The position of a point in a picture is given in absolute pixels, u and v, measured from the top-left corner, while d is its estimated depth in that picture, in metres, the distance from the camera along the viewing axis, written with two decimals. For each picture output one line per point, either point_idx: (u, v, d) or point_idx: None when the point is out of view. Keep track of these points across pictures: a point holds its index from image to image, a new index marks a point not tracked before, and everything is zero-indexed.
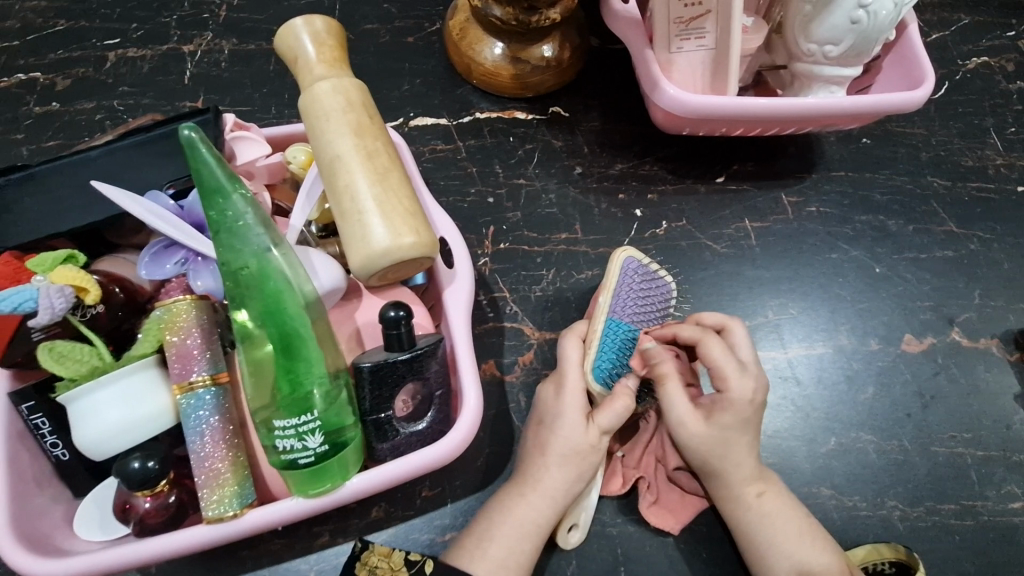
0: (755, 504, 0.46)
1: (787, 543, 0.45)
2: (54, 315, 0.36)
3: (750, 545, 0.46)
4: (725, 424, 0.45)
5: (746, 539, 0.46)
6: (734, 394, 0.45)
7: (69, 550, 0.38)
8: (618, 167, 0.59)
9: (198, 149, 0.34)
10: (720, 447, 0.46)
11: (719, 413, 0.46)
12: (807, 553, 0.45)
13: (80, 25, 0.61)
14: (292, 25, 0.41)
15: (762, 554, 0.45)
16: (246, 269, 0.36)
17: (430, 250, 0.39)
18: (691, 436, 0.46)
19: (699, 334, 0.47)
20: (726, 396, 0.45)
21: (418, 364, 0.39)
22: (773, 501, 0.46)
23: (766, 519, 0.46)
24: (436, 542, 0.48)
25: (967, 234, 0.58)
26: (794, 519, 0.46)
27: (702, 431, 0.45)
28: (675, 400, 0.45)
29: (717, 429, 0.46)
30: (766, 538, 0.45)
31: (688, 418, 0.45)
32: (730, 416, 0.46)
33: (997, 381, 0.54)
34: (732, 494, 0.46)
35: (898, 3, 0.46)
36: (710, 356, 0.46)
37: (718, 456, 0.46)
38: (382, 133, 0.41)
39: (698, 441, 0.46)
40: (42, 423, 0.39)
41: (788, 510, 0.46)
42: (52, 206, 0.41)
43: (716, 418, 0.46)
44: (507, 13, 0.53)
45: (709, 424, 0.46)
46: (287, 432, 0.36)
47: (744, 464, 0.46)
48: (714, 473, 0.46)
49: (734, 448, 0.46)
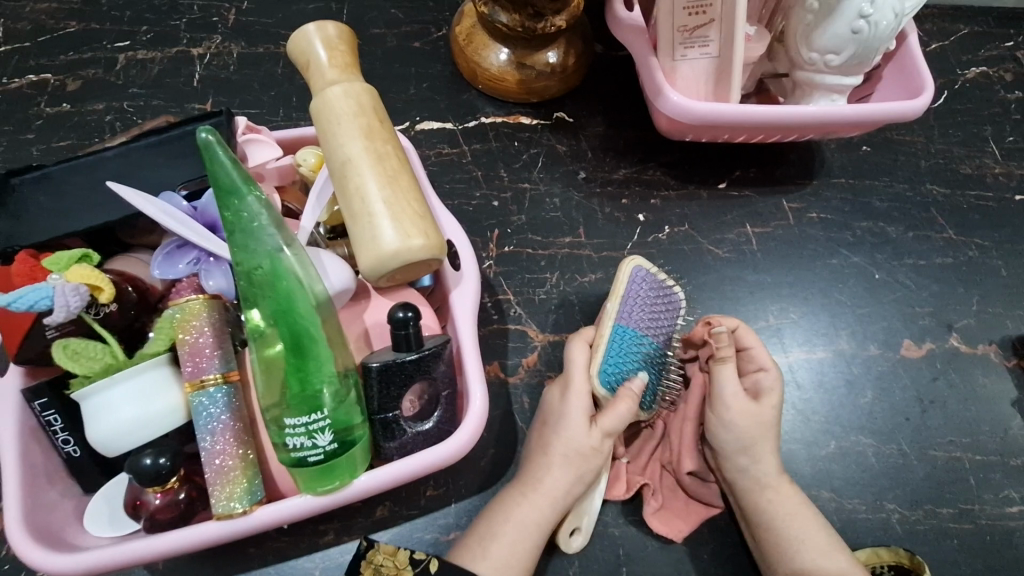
0: (778, 500, 0.47)
1: (810, 539, 0.46)
2: (69, 313, 0.37)
3: (768, 543, 0.46)
4: (772, 405, 0.49)
5: (763, 536, 0.47)
6: (776, 375, 0.49)
7: (79, 546, 0.38)
8: (621, 172, 0.60)
9: (214, 150, 0.35)
10: (767, 428, 0.48)
11: (764, 395, 0.49)
12: (828, 549, 0.45)
13: (91, 27, 0.61)
14: (304, 30, 0.41)
15: (781, 548, 0.46)
16: (259, 269, 0.37)
17: (438, 252, 0.40)
18: (742, 418, 0.48)
19: (735, 322, 0.50)
20: (772, 376, 0.49)
21: (424, 364, 0.40)
22: (792, 495, 0.47)
23: (783, 514, 0.47)
24: (440, 541, 0.48)
25: (966, 242, 0.59)
26: (797, 518, 0.46)
27: (756, 411, 0.48)
28: (728, 379, 0.48)
29: (765, 410, 0.48)
30: (790, 535, 0.46)
31: (740, 399, 0.48)
32: (776, 397, 0.49)
33: (995, 386, 0.55)
34: (761, 486, 0.47)
35: (898, 14, 0.47)
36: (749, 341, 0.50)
37: (764, 439, 0.48)
38: (392, 137, 0.41)
39: (750, 422, 0.48)
40: (54, 420, 0.39)
41: (793, 512, 0.47)
42: (67, 205, 0.42)
43: (763, 399, 0.49)
44: (514, 20, 0.54)
45: (761, 405, 0.48)
46: (297, 430, 0.37)
47: (773, 454, 0.48)
48: (751, 461, 0.48)
49: (764, 434, 0.48)
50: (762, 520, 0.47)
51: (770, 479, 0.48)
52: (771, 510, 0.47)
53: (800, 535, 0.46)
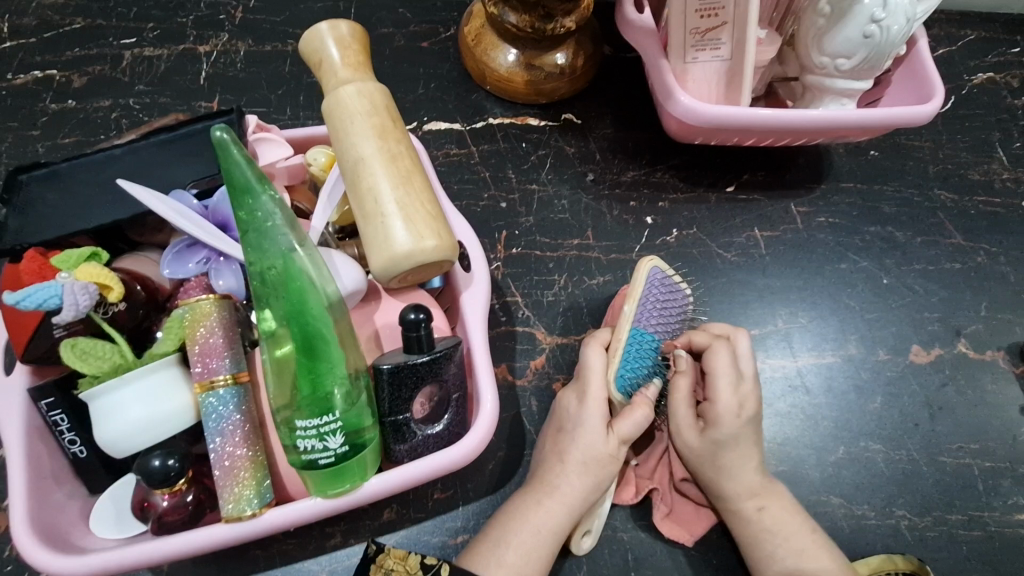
0: (760, 511, 0.46)
1: (793, 546, 0.45)
2: (78, 312, 0.36)
3: (752, 552, 0.46)
4: (715, 440, 0.46)
5: (749, 546, 0.46)
6: (721, 407, 0.46)
7: (86, 547, 0.38)
8: (629, 174, 0.60)
9: (229, 149, 0.34)
10: (713, 461, 0.47)
11: (710, 427, 0.47)
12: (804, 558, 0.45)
13: (97, 23, 0.61)
14: (316, 29, 0.41)
15: (765, 557, 0.46)
16: (272, 269, 0.36)
17: (450, 253, 0.39)
18: (685, 449, 0.47)
19: (709, 341, 0.48)
20: (716, 410, 0.46)
21: (436, 366, 0.39)
22: (777, 505, 0.46)
23: (772, 524, 0.46)
24: (448, 544, 0.48)
25: (974, 247, 0.59)
26: (793, 529, 0.46)
27: (696, 445, 0.47)
28: (680, 407, 0.47)
29: (707, 444, 0.47)
30: (772, 545, 0.46)
31: (686, 430, 0.47)
32: (721, 431, 0.46)
33: (1003, 393, 0.54)
34: (737, 502, 0.47)
35: (910, 18, 0.47)
36: (711, 365, 0.47)
37: (711, 468, 0.47)
38: (405, 137, 0.41)
39: (695, 454, 0.47)
40: (60, 420, 0.39)
41: (786, 524, 0.46)
42: (75, 202, 0.41)
43: (707, 431, 0.47)
44: (523, 20, 0.54)
45: (703, 437, 0.47)
46: (308, 432, 0.36)
47: (740, 476, 0.47)
48: (716, 481, 0.47)
49: (711, 465, 0.47)
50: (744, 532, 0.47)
51: (742, 496, 0.47)
52: (753, 525, 0.46)
53: (780, 544, 0.45)
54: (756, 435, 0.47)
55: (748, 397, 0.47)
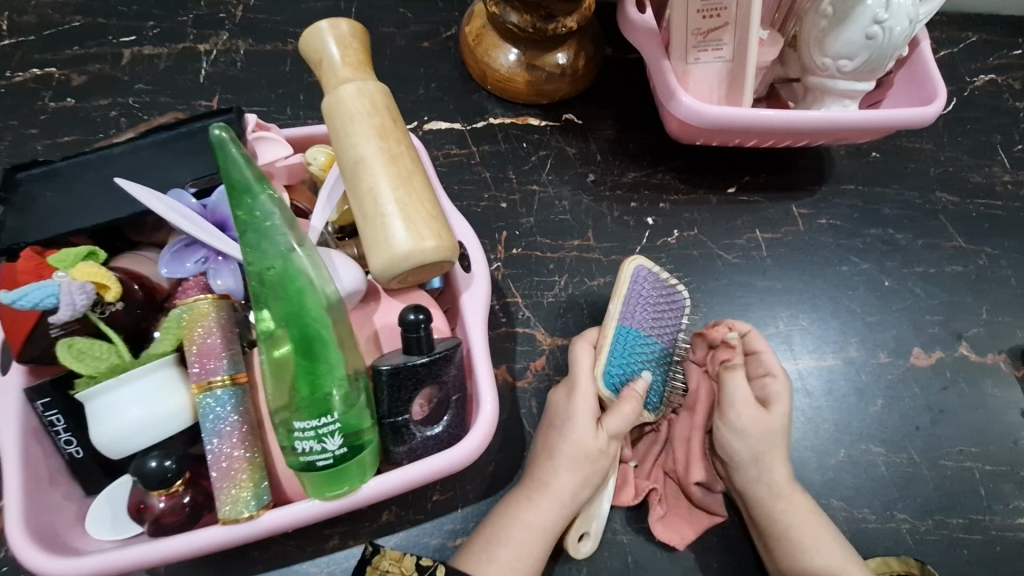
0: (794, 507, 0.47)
1: (826, 541, 0.46)
2: (75, 312, 0.36)
3: (786, 549, 0.46)
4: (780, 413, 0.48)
5: (783, 543, 0.46)
6: (784, 381, 0.49)
7: (81, 549, 0.37)
8: (631, 175, 0.60)
9: (228, 148, 0.34)
10: (774, 437, 0.48)
11: (772, 401, 0.48)
12: (837, 553, 0.45)
13: (97, 21, 0.61)
14: (316, 28, 0.41)
15: (797, 554, 0.45)
16: (270, 269, 0.36)
17: (450, 254, 0.39)
18: (753, 425, 0.47)
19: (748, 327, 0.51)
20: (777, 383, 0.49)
21: (436, 367, 0.39)
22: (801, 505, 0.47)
23: (803, 521, 0.46)
24: (447, 546, 0.48)
25: (975, 250, 0.59)
26: (824, 526, 0.47)
27: (762, 420, 0.47)
28: (739, 386, 0.48)
29: (776, 418, 0.48)
30: (807, 541, 0.46)
31: (750, 405, 0.47)
32: (784, 404, 0.49)
33: (1004, 396, 0.54)
34: (775, 495, 0.47)
35: (913, 19, 0.47)
36: (757, 345, 0.50)
37: (774, 444, 0.47)
38: (405, 137, 0.41)
39: (758, 430, 0.47)
40: (57, 420, 0.39)
41: (816, 521, 0.47)
42: (73, 201, 0.41)
43: (769, 406, 0.48)
44: (525, 20, 0.54)
45: (768, 412, 0.48)
46: (306, 433, 0.36)
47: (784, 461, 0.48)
48: (766, 467, 0.47)
49: (775, 442, 0.47)
50: (774, 531, 0.46)
51: (784, 487, 0.47)
52: (787, 520, 0.46)
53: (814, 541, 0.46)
54: None
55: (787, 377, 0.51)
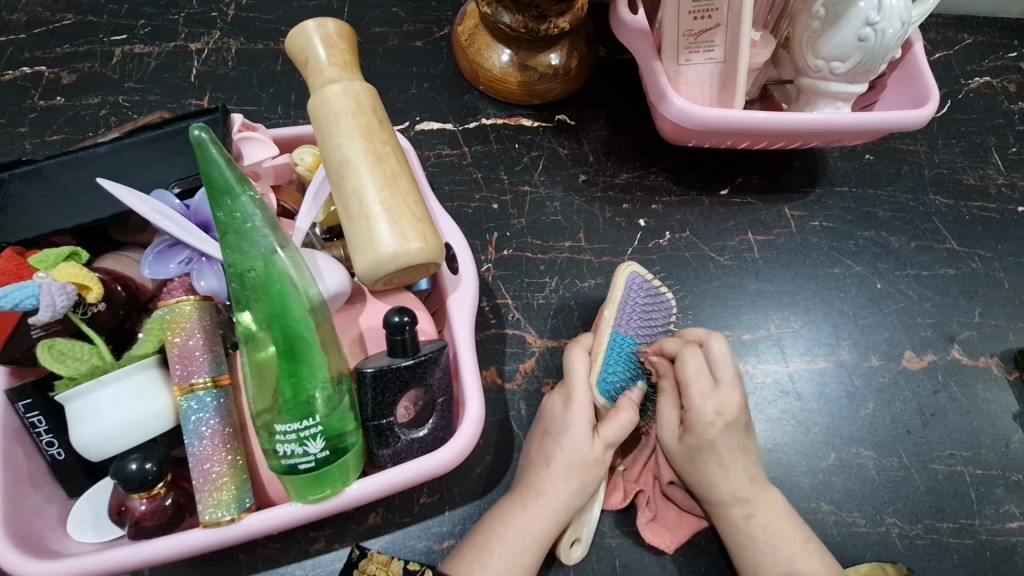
0: (745, 513, 0.46)
1: (780, 547, 0.45)
2: (54, 313, 0.36)
3: (741, 553, 0.46)
4: (693, 445, 0.46)
5: (737, 545, 0.46)
6: (697, 414, 0.46)
7: (62, 552, 0.37)
8: (623, 176, 0.59)
9: (207, 149, 0.34)
10: (690, 464, 0.47)
11: (690, 431, 0.46)
12: (792, 557, 0.45)
13: (87, 20, 0.61)
14: (303, 27, 0.40)
15: (750, 558, 0.46)
16: (252, 271, 0.36)
17: (436, 256, 0.39)
18: (671, 451, 0.47)
19: (680, 347, 0.47)
20: (691, 416, 0.46)
21: (421, 369, 0.39)
22: (768, 511, 0.46)
23: (756, 527, 0.46)
24: (434, 550, 0.47)
25: (968, 253, 0.59)
26: (786, 528, 0.46)
27: (677, 448, 0.47)
28: (665, 409, 0.48)
29: (687, 448, 0.47)
30: (758, 546, 0.45)
31: (670, 431, 0.47)
32: (699, 436, 0.46)
33: (996, 400, 0.54)
34: (719, 504, 0.47)
35: (905, 22, 0.47)
36: (684, 372, 0.46)
37: (693, 473, 0.47)
38: (391, 137, 0.41)
39: (676, 455, 0.47)
40: (38, 422, 0.39)
41: (780, 522, 0.46)
42: (56, 200, 0.41)
43: (687, 435, 0.47)
44: (517, 21, 0.54)
45: (683, 441, 0.47)
46: (288, 436, 0.36)
47: (725, 481, 0.46)
48: (697, 487, 0.47)
49: (692, 470, 0.47)
50: (733, 538, 0.46)
51: (728, 497, 0.46)
52: (746, 525, 0.46)
53: (766, 546, 0.45)
54: (738, 441, 0.47)
55: (727, 403, 0.46)
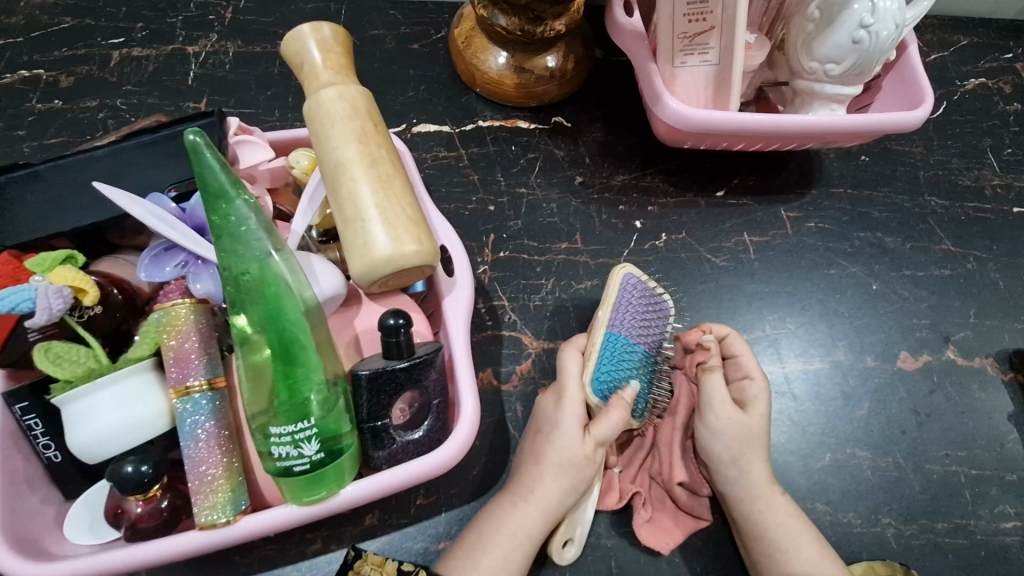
0: (774, 508, 0.47)
1: (803, 544, 0.45)
2: (51, 316, 0.36)
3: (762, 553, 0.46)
4: (761, 413, 0.49)
5: (757, 544, 0.46)
6: (760, 384, 0.49)
7: (58, 554, 0.37)
8: (619, 178, 0.60)
9: (203, 153, 0.34)
10: (754, 437, 0.48)
11: (752, 402, 0.49)
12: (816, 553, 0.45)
13: (86, 23, 0.61)
14: (299, 31, 0.40)
15: (773, 557, 0.45)
16: (247, 274, 0.36)
17: (431, 259, 0.39)
18: (730, 427, 0.47)
19: (727, 331, 0.51)
20: (757, 385, 0.49)
21: (416, 372, 0.39)
22: (783, 508, 0.47)
23: (778, 524, 0.46)
24: (430, 550, 0.47)
25: (964, 253, 0.59)
26: (803, 528, 0.46)
27: (742, 421, 0.48)
28: (716, 387, 0.48)
29: (753, 420, 0.48)
30: (782, 542, 0.45)
31: (728, 406, 0.48)
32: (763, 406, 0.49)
33: (991, 401, 0.54)
34: (751, 497, 0.47)
35: (899, 24, 0.47)
36: (741, 348, 0.50)
37: (753, 447, 0.48)
38: (386, 140, 0.41)
39: (735, 429, 0.48)
40: (35, 424, 0.39)
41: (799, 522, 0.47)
42: (53, 204, 0.41)
43: (750, 407, 0.49)
44: (513, 23, 0.54)
45: (748, 413, 0.48)
46: (283, 439, 0.36)
47: (763, 462, 0.48)
48: (742, 471, 0.47)
49: (751, 444, 0.48)
50: (753, 536, 0.46)
51: (761, 489, 0.47)
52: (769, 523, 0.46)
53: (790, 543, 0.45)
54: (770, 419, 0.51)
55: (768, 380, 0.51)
